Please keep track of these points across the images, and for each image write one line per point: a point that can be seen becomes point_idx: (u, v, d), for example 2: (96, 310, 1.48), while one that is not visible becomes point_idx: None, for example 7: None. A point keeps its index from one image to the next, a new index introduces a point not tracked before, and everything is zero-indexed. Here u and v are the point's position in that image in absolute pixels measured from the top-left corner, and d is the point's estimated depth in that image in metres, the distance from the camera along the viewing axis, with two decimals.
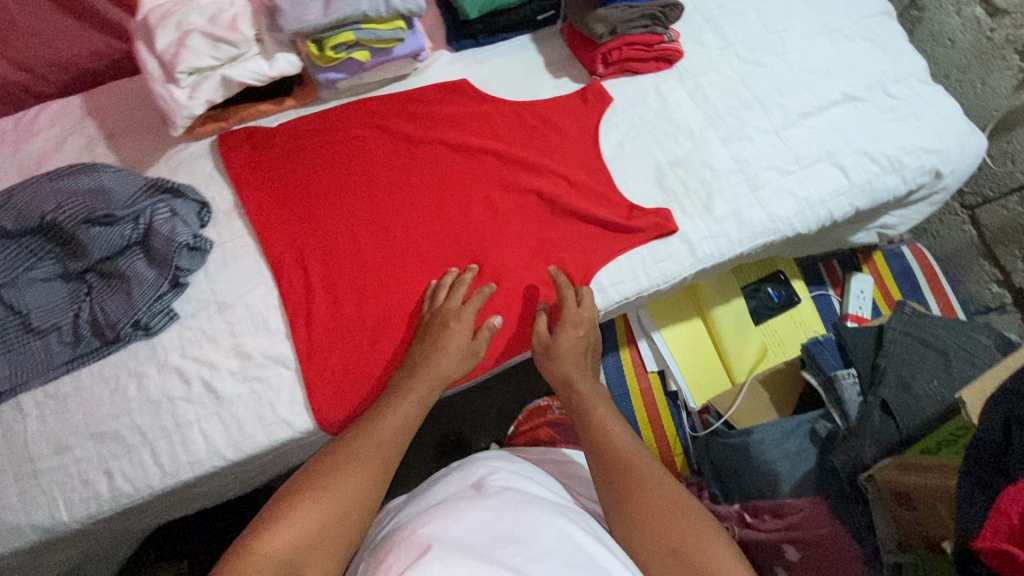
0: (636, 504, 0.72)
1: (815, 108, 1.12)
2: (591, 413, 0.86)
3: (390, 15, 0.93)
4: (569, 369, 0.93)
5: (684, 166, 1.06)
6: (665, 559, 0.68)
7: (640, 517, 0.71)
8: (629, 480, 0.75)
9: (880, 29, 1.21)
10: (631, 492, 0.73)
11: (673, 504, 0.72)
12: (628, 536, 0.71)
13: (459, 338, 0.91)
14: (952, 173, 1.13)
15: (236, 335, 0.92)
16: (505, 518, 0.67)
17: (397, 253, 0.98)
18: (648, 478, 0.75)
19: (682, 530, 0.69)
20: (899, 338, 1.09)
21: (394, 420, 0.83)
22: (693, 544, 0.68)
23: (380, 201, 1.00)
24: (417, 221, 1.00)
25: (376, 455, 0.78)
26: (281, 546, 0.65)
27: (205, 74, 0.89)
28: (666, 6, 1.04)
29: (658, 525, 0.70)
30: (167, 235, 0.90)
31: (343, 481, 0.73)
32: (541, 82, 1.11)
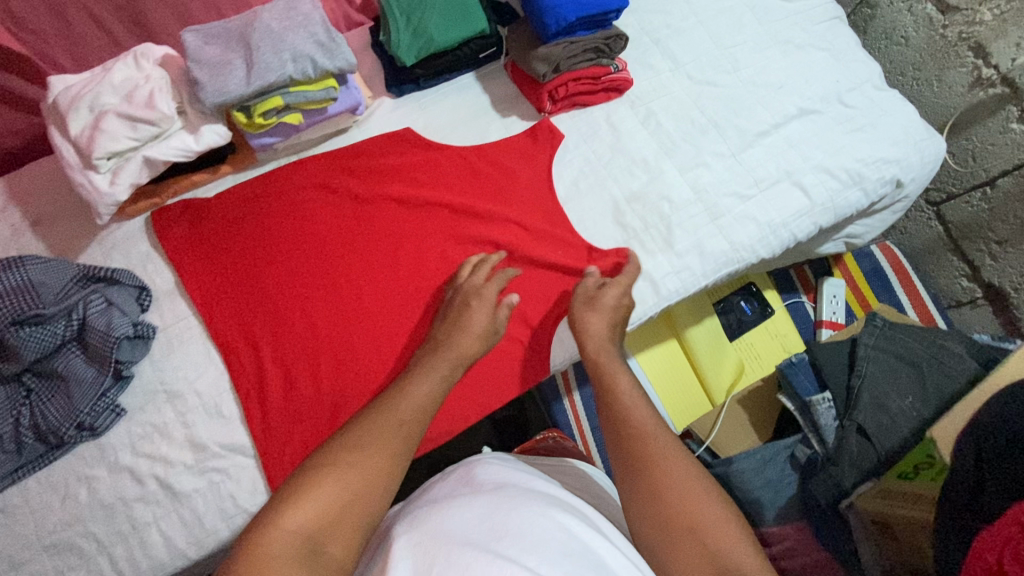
0: (650, 484, 0.66)
1: (772, 125, 1.09)
2: (613, 377, 0.79)
3: (319, 75, 0.87)
4: (596, 330, 0.88)
5: (641, 200, 1.03)
6: (684, 542, 0.62)
7: (656, 499, 0.65)
8: (642, 452, 0.68)
9: (832, 35, 1.18)
10: (649, 470, 0.67)
11: (688, 483, 0.65)
12: (643, 517, 0.65)
13: (482, 315, 0.88)
14: (912, 181, 1.11)
15: (189, 426, 0.88)
16: (500, 510, 0.63)
17: (354, 320, 0.95)
18: (664, 450, 0.68)
19: (700, 510, 0.63)
20: (872, 354, 1.08)
21: (420, 388, 0.74)
22: (712, 526, 0.61)
23: (332, 264, 0.96)
24: (371, 284, 0.96)
25: (403, 421, 0.69)
26: (299, 524, 0.56)
27: (126, 155, 0.83)
28: (610, 37, 0.99)
29: (678, 504, 0.64)
30: (104, 329, 0.85)
31: (368, 446, 0.64)
32: (489, 123, 1.06)
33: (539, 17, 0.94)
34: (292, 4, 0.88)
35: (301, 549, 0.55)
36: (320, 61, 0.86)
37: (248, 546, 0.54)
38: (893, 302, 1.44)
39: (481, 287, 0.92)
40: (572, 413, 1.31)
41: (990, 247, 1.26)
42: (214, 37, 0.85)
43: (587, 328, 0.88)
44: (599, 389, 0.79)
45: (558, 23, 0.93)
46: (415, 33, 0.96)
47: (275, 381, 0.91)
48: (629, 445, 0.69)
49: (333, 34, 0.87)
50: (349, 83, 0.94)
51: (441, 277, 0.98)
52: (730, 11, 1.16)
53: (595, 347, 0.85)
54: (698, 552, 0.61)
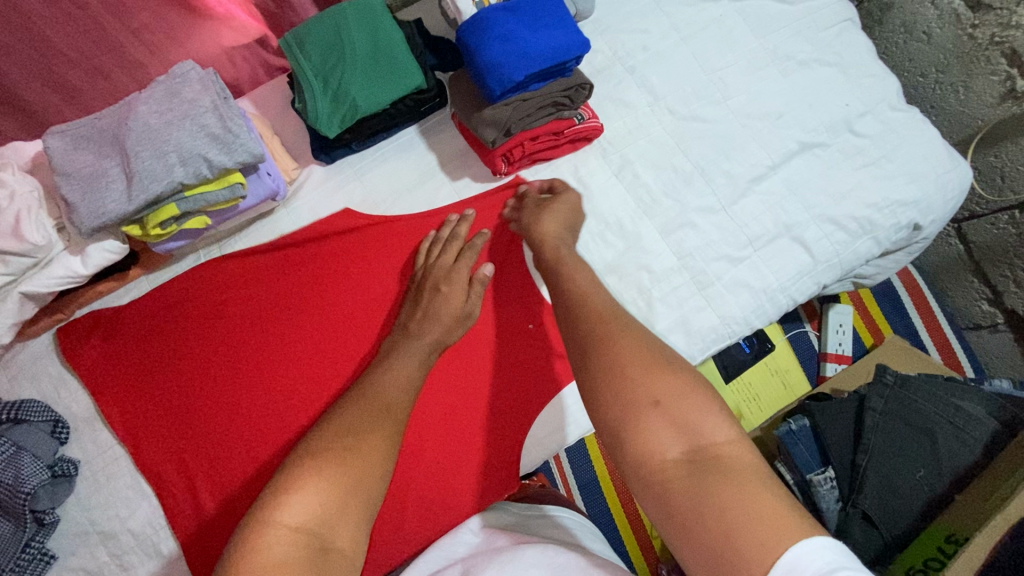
0: (604, 358, 0.58)
1: (768, 168, 0.94)
2: (570, 274, 0.72)
3: (219, 173, 0.72)
4: (550, 231, 0.80)
5: (617, 273, 0.89)
6: (642, 410, 0.54)
7: (609, 363, 0.58)
8: (600, 333, 0.61)
9: (841, 44, 0.99)
10: (604, 346, 0.59)
11: (648, 356, 0.57)
12: (599, 388, 0.57)
13: (453, 297, 0.80)
14: (933, 222, 0.96)
15: (127, 568, 0.81)
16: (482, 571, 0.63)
17: (288, 423, 0.83)
18: (619, 332, 0.61)
19: (662, 382, 0.55)
20: (881, 421, 0.97)
21: (399, 373, 0.69)
22: (675, 397, 0.54)
23: (256, 347, 0.85)
24: (305, 376, 0.85)
25: (388, 402, 0.65)
26: (300, 516, 0.51)
27: (2, 292, 0.71)
28: (571, 87, 0.83)
29: (638, 375, 0.56)
30: (12, 482, 0.74)
31: (358, 430, 0.59)
32: (437, 188, 0.91)
33: (482, 76, 0.77)
34: (176, 89, 0.73)
35: (306, 548, 0.49)
36: (215, 160, 0.70)
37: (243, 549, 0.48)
38: (907, 325, 1.30)
39: (447, 267, 0.83)
40: (557, 473, 1.21)
41: (1016, 274, 1.12)
42: (84, 140, 0.71)
43: (542, 235, 0.80)
44: (554, 280, 0.72)
45: (504, 85, 0.76)
46: (335, 100, 0.80)
47: (214, 503, 0.82)
48: (584, 333, 0.61)
49: (230, 123, 0.72)
50: (258, 170, 0.79)
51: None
52: (719, 23, 0.98)
53: (553, 247, 0.77)
54: (663, 424, 0.53)
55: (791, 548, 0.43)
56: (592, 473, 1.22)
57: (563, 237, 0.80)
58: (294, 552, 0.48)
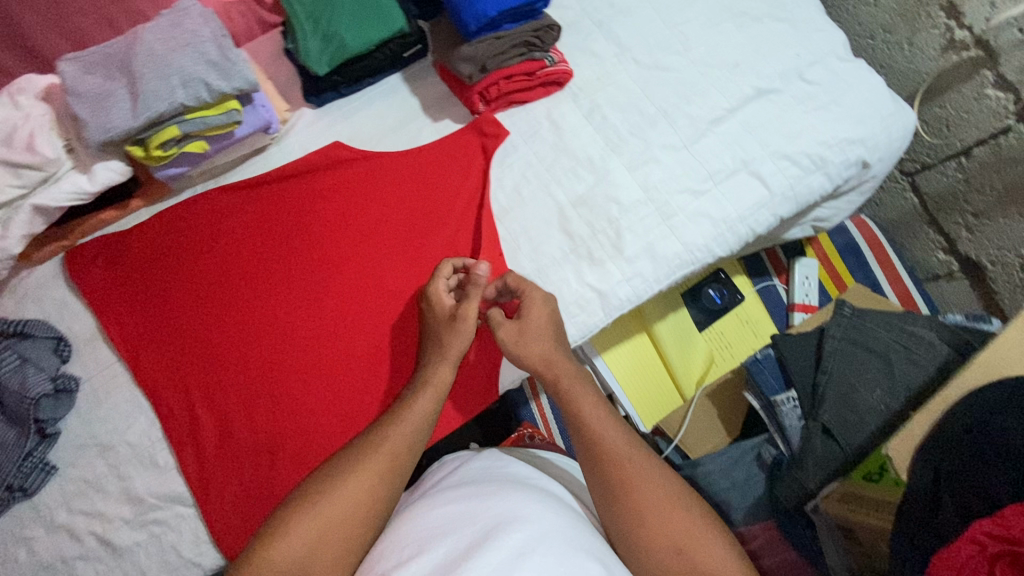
0: (628, 507, 0.64)
1: (727, 110, 1.01)
2: (579, 402, 0.73)
3: (217, 99, 0.79)
4: (533, 352, 0.79)
5: (587, 205, 0.96)
6: (665, 556, 0.61)
7: (633, 512, 0.64)
8: (619, 476, 0.66)
9: (791, 2, 1.08)
10: (627, 490, 0.65)
11: (674, 504, 0.64)
12: (624, 530, 0.64)
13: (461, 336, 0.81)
14: (880, 161, 1.04)
15: (124, 478, 0.85)
16: (506, 499, 0.65)
17: (285, 356, 0.89)
18: (637, 473, 0.66)
19: (682, 525, 0.62)
20: (839, 348, 1.04)
21: (417, 412, 0.73)
22: (692, 541, 0.61)
23: (259, 287, 0.90)
24: (304, 316, 0.90)
25: (393, 445, 0.69)
26: (291, 557, 0.60)
27: (14, 206, 0.77)
28: (540, 28, 0.91)
29: (659, 526, 0.63)
30: (18, 389, 0.80)
31: (355, 477, 0.65)
32: (419, 129, 0.99)
33: (458, 12, 0.87)
34: (178, 20, 0.79)
35: None
36: (214, 84, 0.77)
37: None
38: (869, 278, 1.38)
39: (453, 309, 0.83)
40: (539, 417, 1.27)
41: (966, 219, 1.19)
42: (93, 66, 0.77)
43: (527, 356, 0.80)
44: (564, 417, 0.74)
45: (478, 20, 0.86)
46: (325, 39, 0.88)
47: (212, 426, 0.87)
48: (608, 477, 0.66)
49: (227, 52, 0.79)
50: (254, 101, 0.86)
51: (376, 309, 0.92)
52: None
53: (551, 376, 0.77)
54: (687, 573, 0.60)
55: None
56: None
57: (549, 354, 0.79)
58: None
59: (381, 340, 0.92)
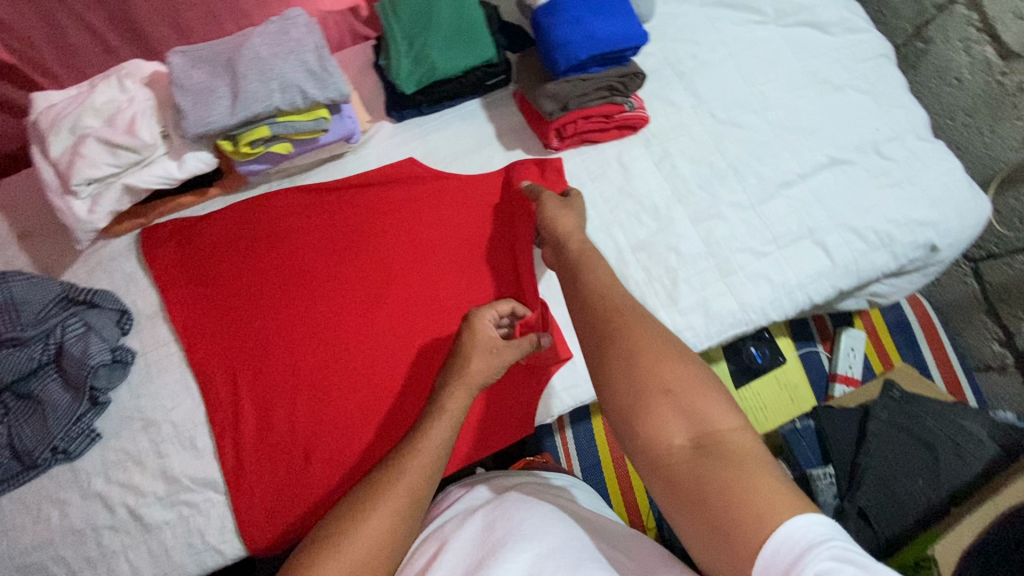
0: (615, 345, 0.59)
1: (798, 175, 1.01)
2: (591, 263, 0.71)
3: (309, 106, 0.83)
4: (567, 226, 0.80)
5: (647, 250, 0.96)
6: (653, 396, 0.55)
7: (623, 351, 0.58)
8: (617, 323, 0.61)
9: (876, 75, 1.08)
10: (620, 334, 0.60)
11: (665, 347, 0.58)
12: (612, 377, 0.58)
13: (484, 366, 0.72)
14: (949, 246, 1.02)
15: (162, 456, 0.87)
16: (513, 520, 0.65)
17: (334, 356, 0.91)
18: (632, 321, 0.61)
19: (675, 373, 0.56)
20: (883, 430, 1.01)
21: (434, 440, 0.64)
22: (686, 389, 0.55)
23: (317, 282, 0.92)
24: (352, 317, 0.92)
25: (410, 479, 0.61)
26: None
27: (106, 182, 0.81)
28: (625, 75, 0.93)
29: (649, 366, 0.57)
30: (80, 356, 0.83)
31: (374, 515, 0.57)
32: (491, 155, 1.00)
33: (550, 52, 0.89)
34: (285, 28, 0.84)
35: None
36: (310, 92, 0.81)
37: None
38: (917, 359, 1.34)
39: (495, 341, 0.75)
40: (562, 452, 1.26)
41: None
42: (200, 61, 0.81)
43: (558, 226, 0.80)
44: (574, 270, 0.71)
45: (569, 62, 0.87)
46: (416, 61, 0.91)
47: (255, 417, 0.89)
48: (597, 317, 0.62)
49: (326, 63, 0.83)
50: (342, 111, 0.89)
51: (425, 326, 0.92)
52: (765, 44, 1.07)
53: (575, 241, 0.76)
54: (672, 413, 0.54)
55: (780, 522, 0.45)
56: (595, 459, 1.26)
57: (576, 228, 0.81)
58: None
59: (423, 356, 0.92)
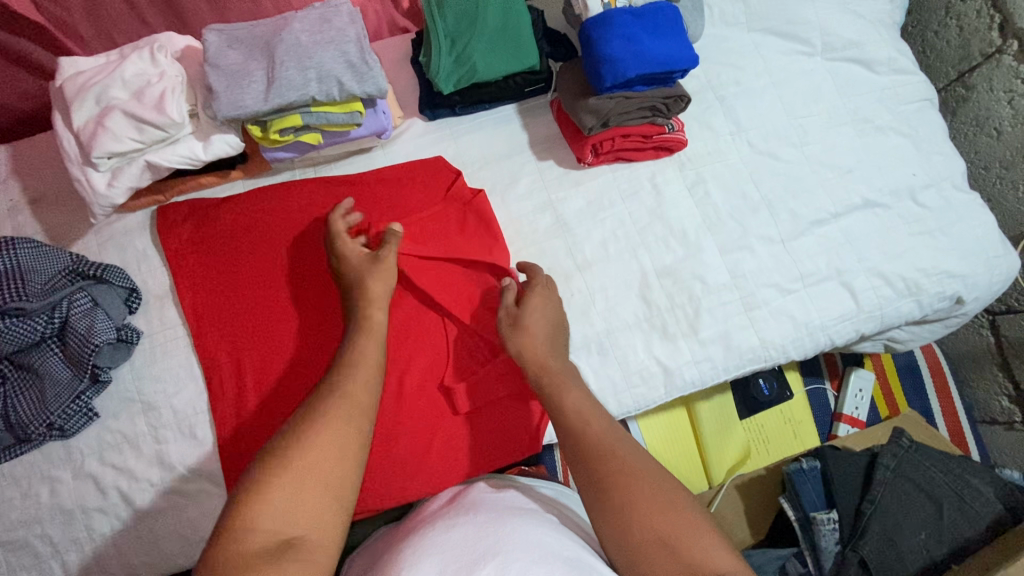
0: (615, 494, 0.67)
1: (831, 214, 0.99)
2: (561, 395, 0.77)
3: (345, 98, 0.80)
4: (537, 327, 0.83)
5: (672, 276, 0.94)
6: (652, 547, 0.63)
7: (620, 500, 0.66)
8: (607, 468, 0.69)
9: (918, 119, 1.06)
10: (614, 484, 0.67)
11: (655, 494, 0.66)
12: (608, 522, 0.66)
13: (383, 285, 0.81)
14: (975, 300, 1.01)
15: (160, 442, 0.85)
16: (500, 530, 0.67)
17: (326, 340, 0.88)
18: (624, 466, 0.68)
19: (671, 521, 0.64)
20: (890, 480, 0.99)
21: (365, 354, 0.73)
22: (681, 538, 0.63)
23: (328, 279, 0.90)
24: None
25: (356, 403, 0.67)
26: (275, 514, 0.57)
27: (127, 157, 0.78)
28: (670, 97, 0.90)
29: (650, 520, 0.64)
30: (85, 333, 0.80)
31: (327, 429, 0.63)
32: (522, 163, 0.98)
33: (596, 66, 0.86)
34: (327, 17, 0.81)
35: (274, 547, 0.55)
36: (347, 85, 0.78)
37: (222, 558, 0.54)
38: (923, 405, 1.34)
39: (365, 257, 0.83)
40: (560, 467, 1.25)
41: None
42: (238, 42, 0.79)
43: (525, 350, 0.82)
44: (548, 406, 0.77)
45: (615, 78, 0.85)
46: (457, 61, 0.89)
47: (256, 411, 0.85)
48: (590, 461, 0.70)
49: (366, 56, 0.80)
50: (377, 106, 0.86)
51: (428, 342, 0.90)
52: (809, 76, 1.05)
53: (546, 366, 0.80)
54: (670, 562, 0.62)
55: None
56: None
57: (545, 351, 0.82)
58: (266, 546, 0.55)
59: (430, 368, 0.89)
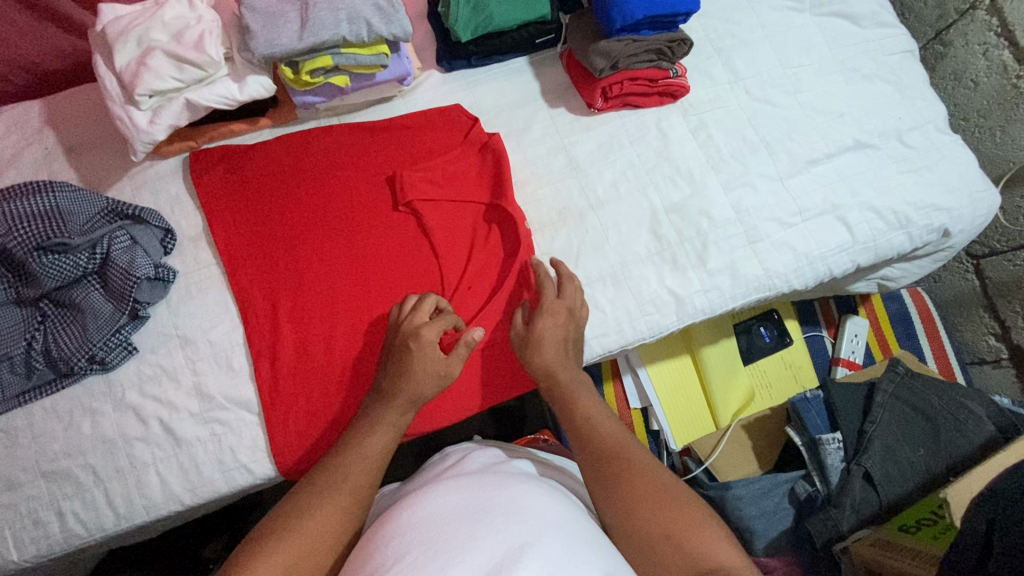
0: (621, 491, 0.69)
1: (825, 155, 1.06)
2: (574, 399, 0.81)
3: (373, 40, 0.85)
4: (547, 338, 0.84)
5: (681, 212, 1.00)
6: (655, 540, 0.66)
7: (624, 496, 0.69)
8: (614, 468, 0.71)
9: (901, 69, 1.13)
10: (620, 480, 0.70)
11: (658, 493, 0.68)
12: (613, 518, 0.69)
13: (427, 387, 0.81)
14: (961, 232, 1.08)
15: (198, 373, 0.88)
16: (506, 494, 0.68)
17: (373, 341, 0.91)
18: (632, 465, 0.71)
19: (673, 516, 0.66)
20: (888, 402, 1.05)
21: (375, 444, 0.76)
22: (684, 531, 0.65)
23: (356, 223, 0.94)
24: (378, 253, 0.93)
25: (354, 480, 0.72)
26: None
27: (167, 96, 0.82)
28: (674, 41, 0.97)
29: (649, 511, 0.67)
30: (126, 267, 0.84)
31: (323, 511, 0.68)
32: (536, 110, 1.03)
33: (607, 11, 0.93)
34: None
35: None
36: (375, 25, 0.83)
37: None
38: (915, 349, 1.40)
39: (440, 357, 0.82)
40: None
41: None
42: None
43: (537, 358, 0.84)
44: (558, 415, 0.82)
45: (625, 20, 0.92)
46: (475, 10, 0.94)
47: (290, 340, 0.89)
48: (598, 461, 0.73)
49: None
50: (401, 52, 0.91)
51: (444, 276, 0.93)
52: (799, 30, 1.12)
53: (565, 377, 0.83)
54: (674, 556, 0.64)
55: None
56: None
57: (559, 355, 0.85)
58: None
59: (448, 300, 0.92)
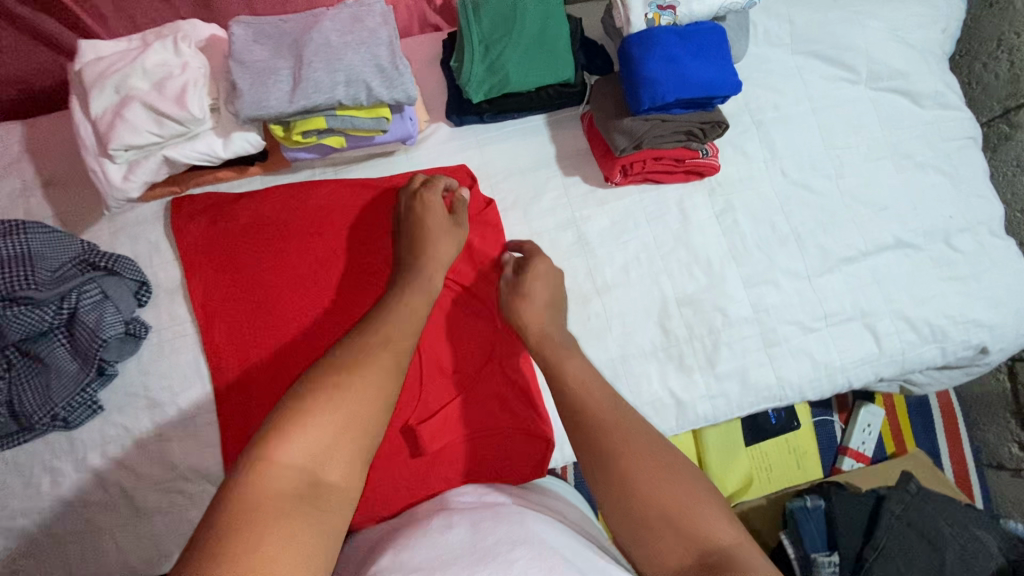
0: (611, 461, 0.63)
1: (860, 252, 0.96)
2: (561, 366, 0.75)
3: (372, 104, 0.77)
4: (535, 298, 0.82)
5: (693, 305, 0.92)
6: (651, 523, 0.59)
7: (615, 472, 0.62)
8: (604, 436, 0.65)
9: (960, 159, 1.02)
10: (609, 451, 0.63)
11: (648, 459, 0.62)
12: (605, 493, 0.62)
13: (449, 246, 0.83)
14: (1000, 350, 0.98)
15: (164, 440, 0.84)
16: (501, 526, 0.63)
17: None
18: (622, 434, 0.65)
19: (669, 492, 0.60)
20: (894, 526, 0.98)
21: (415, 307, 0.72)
22: (681, 508, 0.59)
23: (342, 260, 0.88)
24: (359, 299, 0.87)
25: (394, 343, 0.66)
26: (304, 453, 0.54)
27: (145, 150, 0.75)
28: (707, 122, 0.87)
29: (642, 487, 0.61)
30: (94, 326, 0.79)
31: (367, 371, 0.61)
32: (548, 177, 0.95)
33: (635, 88, 0.83)
34: (360, 16, 0.79)
35: (300, 488, 0.52)
36: (375, 90, 0.75)
37: (240, 489, 0.50)
38: (931, 444, 1.32)
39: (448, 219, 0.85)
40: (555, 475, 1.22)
41: None
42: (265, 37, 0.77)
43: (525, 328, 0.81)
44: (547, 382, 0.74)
45: (653, 102, 0.82)
46: (490, 69, 0.86)
47: (262, 407, 0.84)
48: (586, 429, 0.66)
49: (398, 61, 0.77)
50: (404, 113, 0.83)
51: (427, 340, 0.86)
52: (850, 105, 1.01)
53: (551, 338, 0.79)
54: (671, 535, 0.58)
55: None
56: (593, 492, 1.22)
57: (545, 323, 0.81)
58: (290, 486, 0.52)
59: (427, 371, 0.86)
